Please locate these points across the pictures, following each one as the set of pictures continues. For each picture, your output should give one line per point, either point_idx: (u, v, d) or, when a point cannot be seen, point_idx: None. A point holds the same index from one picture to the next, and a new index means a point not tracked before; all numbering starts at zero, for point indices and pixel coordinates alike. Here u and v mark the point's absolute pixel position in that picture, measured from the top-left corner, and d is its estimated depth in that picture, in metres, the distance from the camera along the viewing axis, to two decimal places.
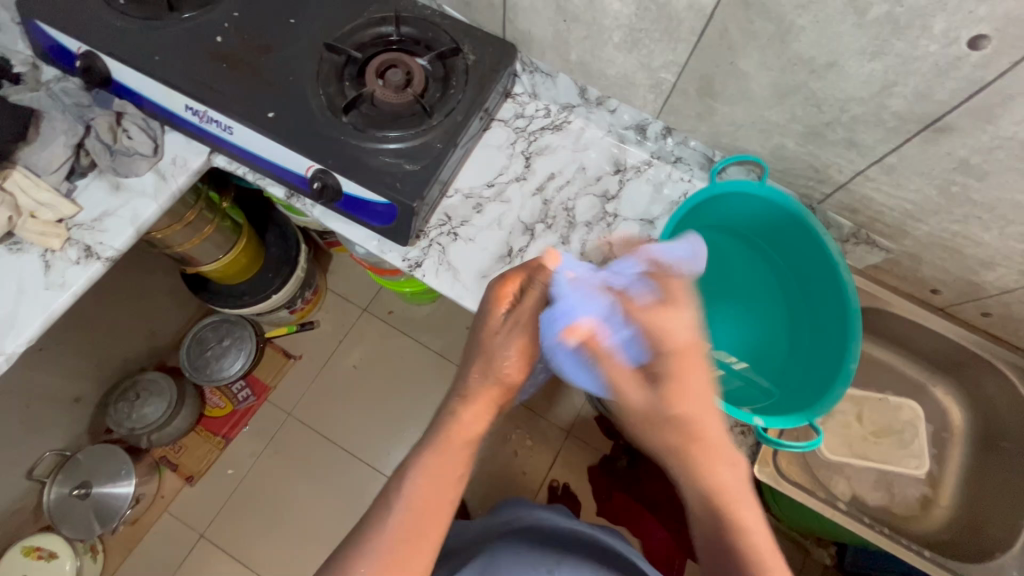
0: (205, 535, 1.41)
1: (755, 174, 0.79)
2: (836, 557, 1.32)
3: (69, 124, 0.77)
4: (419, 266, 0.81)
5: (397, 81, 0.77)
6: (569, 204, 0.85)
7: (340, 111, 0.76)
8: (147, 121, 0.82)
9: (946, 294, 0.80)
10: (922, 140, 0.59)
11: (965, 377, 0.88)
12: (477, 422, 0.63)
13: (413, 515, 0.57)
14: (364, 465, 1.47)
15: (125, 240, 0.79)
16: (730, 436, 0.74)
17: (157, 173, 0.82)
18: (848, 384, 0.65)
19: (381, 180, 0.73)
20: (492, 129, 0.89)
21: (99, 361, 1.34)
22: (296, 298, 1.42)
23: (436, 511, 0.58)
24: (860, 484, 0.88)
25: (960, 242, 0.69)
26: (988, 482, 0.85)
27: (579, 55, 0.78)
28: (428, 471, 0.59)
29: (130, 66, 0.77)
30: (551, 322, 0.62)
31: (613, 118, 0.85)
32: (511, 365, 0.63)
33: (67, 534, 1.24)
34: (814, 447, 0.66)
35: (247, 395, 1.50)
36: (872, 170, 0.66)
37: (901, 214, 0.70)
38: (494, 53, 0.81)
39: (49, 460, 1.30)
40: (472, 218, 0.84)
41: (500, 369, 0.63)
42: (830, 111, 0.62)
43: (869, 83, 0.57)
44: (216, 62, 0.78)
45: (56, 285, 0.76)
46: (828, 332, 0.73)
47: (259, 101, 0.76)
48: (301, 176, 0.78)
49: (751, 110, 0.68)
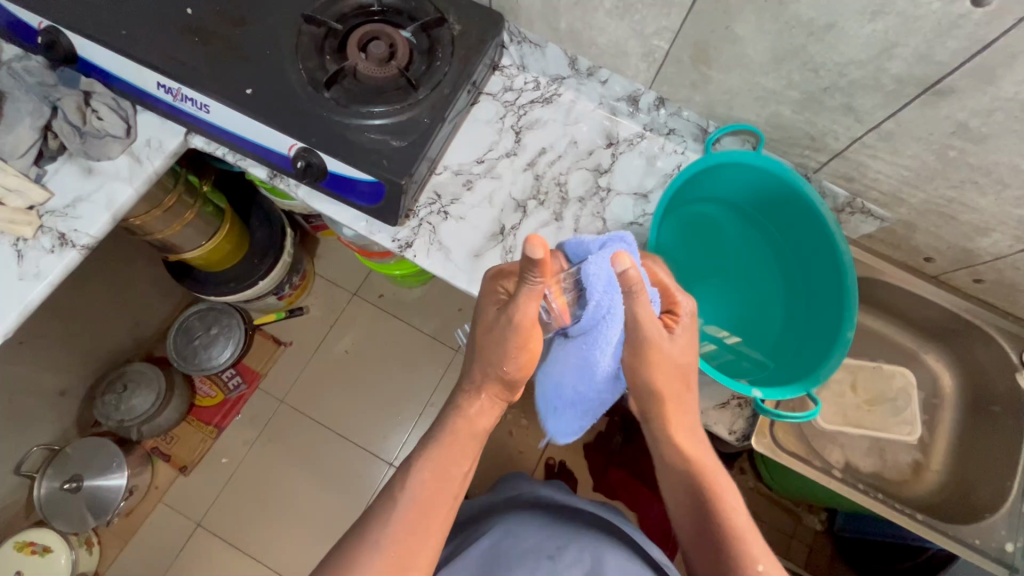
0: (202, 524, 1.40)
1: (750, 144, 0.77)
2: (826, 522, 1.36)
3: (34, 105, 0.73)
4: (410, 246, 0.79)
5: (380, 53, 0.74)
6: (561, 179, 0.83)
7: (322, 86, 0.73)
8: (117, 101, 0.78)
9: (940, 261, 0.80)
10: (922, 103, 0.58)
11: (956, 344, 0.89)
12: (483, 417, 0.66)
13: (418, 510, 0.58)
14: (361, 450, 1.47)
15: (101, 227, 0.75)
16: (727, 408, 0.75)
17: (131, 155, 0.79)
18: (844, 353, 0.66)
19: (367, 158, 0.70)
20: (480, 103, 0.86)
21: (83, 353, 1.31)
22: (284, 283, 1.40)
23: (439, 504, 0.59)
24: (853, 452, 0.89)
25: (956, 208, 0.69)
26: (978, 446, 0.86)
27: (569, 23, 0.75)
28: (433, 465, 0.61)
29: (95, 42, 0.73)
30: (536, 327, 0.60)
31: (605, 90, 0.83)
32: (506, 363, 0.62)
33: (60, 528, 1.23)
34: (813, 417, 0.66)
35: (238, 383, 1.48)
36: (869, 137, 0.65)
37: (898, 181, 0.69)
38: (481, 22, 0.78)
39: (36, 455, 1.27)
40: (463, 196, 0.82)
41: (498, 366, 0.63)
42: (828, 76, 0.61)
43: (869, 44, 0.55)
44: (188, 36, 0.74)
45: (30, 275, 0.73)
46: (822, 303, 0.73)
47: (235, 77, 0.72)
48: (284, 156, 0.75)
49: (747, 77, 0.67)
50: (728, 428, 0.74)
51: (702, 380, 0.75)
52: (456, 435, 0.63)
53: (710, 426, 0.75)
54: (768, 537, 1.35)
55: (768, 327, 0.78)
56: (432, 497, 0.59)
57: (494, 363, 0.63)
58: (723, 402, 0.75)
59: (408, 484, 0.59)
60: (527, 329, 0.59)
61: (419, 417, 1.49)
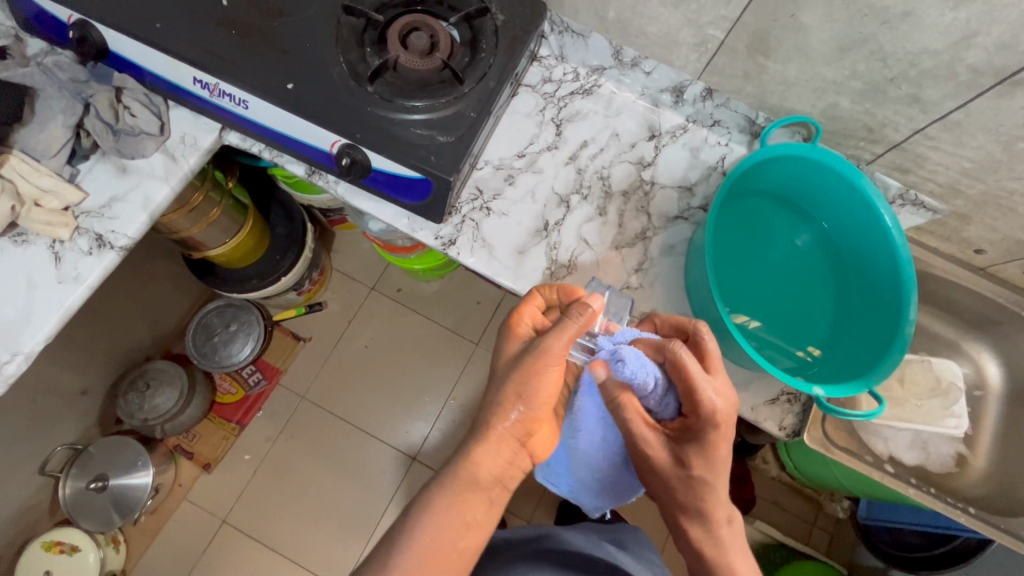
0: (227, 521, 1.40)
1: (800, 135, 0.76)
2: (850, 511, 1.38)
3: (67, 103, 0.71)
4: (453, 243, 0.78)
5: (422, 45, 0.72)
6: (604, 172, 0.82)
7: (365, 79, 0.71)
8: (149, 97, 0.76)
9: (991, 253, 0.79)
10: (996, 94, 0.56)
11: (999, 336, 0.89)
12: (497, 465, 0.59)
13: (419, 563, 0.54)
14: (384, 445, 1.46)
15: (138, 227, 0.74)
16: (777, 404, 0.74)
17: (165, 153, 0.77)
18: (905, 349, 0.65)
19: (413, 153, 0.69)
20: (520, 95, 0.84)
21: (104, 352, 1.29)
22: (303, 279, 1.38)
23: (443, 558, 0.54)
24: (898, 444, 0.87)
25: (1015, 200, 0.68)
26: (1020, 439, 0.86)
27: (617, 12, 0.73)
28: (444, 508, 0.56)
29: (127, 35, 0.70)
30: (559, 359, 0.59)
31: (648, 80, 0.81)
32: (530, 398, 0.58)
33: (87, 527, 1.23)
34: (876, 415, 0.65)
35: (258, 379, 1.47)
36: (933, 128, 0.63)
37: (958, 172, 0.67)
38: (524, 11, 0.76)
39: (61, 453, 1.27)
40: (505, 191, 0.80)
41: (522, 401, 0.59)
42: (897, 66, 0.59)
43: (948, 33, 0.53)
44: (224, 29, 0.71)
45: (69, 279, 0.71)
46: (879, 298, 0.72)
47: (275, 72, 0.70)
48: (325, 153, 0.73)
49: (807, 66, 0.65)
50: (778, 424, 0.74)
51: (751, 376, 0.75)
52: (461, 482, 0.58)
53: (759, 422, 0.74)
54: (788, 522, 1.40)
55: (819, 324, 0.77)
56: (431, 554, 0.54)
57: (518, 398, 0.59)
58: (773, 397, 0.74)
59: (413, 527, 0.55)
60: (552, 358, 0.58)
61: (442, 411, 1.48)
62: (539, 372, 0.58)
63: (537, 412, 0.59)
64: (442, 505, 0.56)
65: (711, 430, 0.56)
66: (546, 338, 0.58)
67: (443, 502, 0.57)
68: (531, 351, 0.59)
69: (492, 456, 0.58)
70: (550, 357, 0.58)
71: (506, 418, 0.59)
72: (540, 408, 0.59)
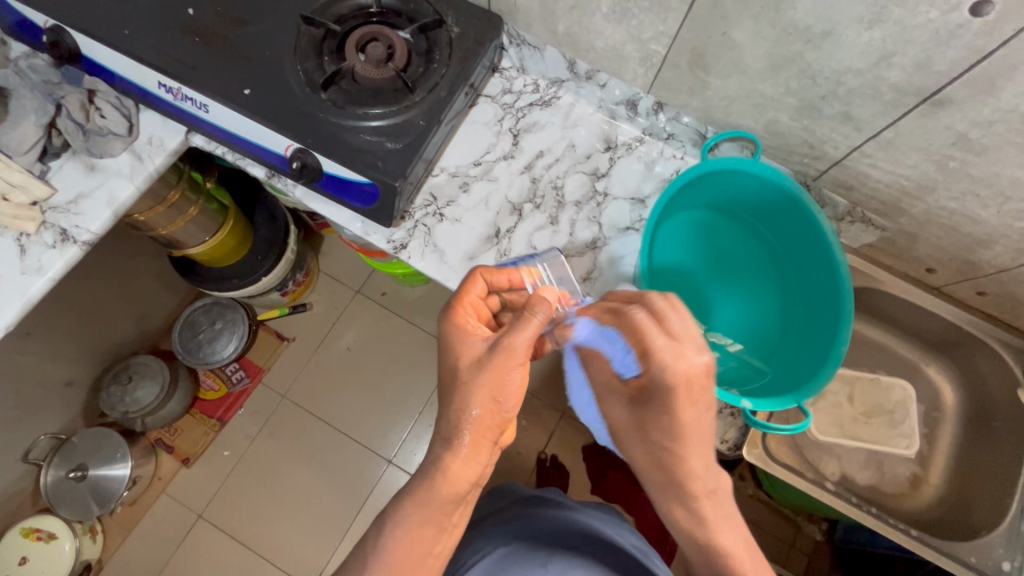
0: (203, 517, 1.42)
1: (747, 151, 0.78)
2: (826, 533, 1.32)
3: (39, 103, 0.75)
4: (405, 247, 0.79)
5: (378, 55, 0.74)
6: (558, 182, 0.83)
7: (319, 87, 0.73)
8: (120, 99, 0.80)
9: (942, 273, 0.79)
10: (920, 113, 0.58)
11: (956, 357, 0.90)
12: (469, 470, 0.58)
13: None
14: (360, 447, 1.48)
15: (101, 223, 0.77)
16: (720, 417, 0.74)
17: (132, 153, 0.80)
18: (837, 367, 0.66)
19: (361, 159, 0.71)
20: (479, 105, 0.86)
21: (90, 344, 1.33)
22: (287, 280, 1.40)
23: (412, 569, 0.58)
24: (849, 464, 0.91)
25: (956, 219, 0.68)
26: (976, 461, 0.87)
27: (567, 27, 0.75)
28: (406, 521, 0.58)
29: (98, 41, 0.74)
30: (520, 354, 0.56)
31: (604, 93, 0.82)
32: (502, 396, 0.56)
33: (65, 515, 1.25)
34: (802, 430, 0.67)
35: (241, 377, 1.49)
36: (868, 146, 0.65)
37: (898, 190, 0.68)
38: (479, 25, 0.78)
39: (44, 443, 1.31)
40: (459, 198, 0.82)
41: (495, 402, 0.56)
42: (825, 84, 0.61)
43: (867, 53, 0.55)
44: (189, 36, 0.74)
45: (32, 270, 0.74)
46: (821, 312, 0.74)
47: (234, 78, 0.73)
48: (280, 156, 0.76)
49: (745, 83, 0.67)
50: (721, 437, 0.74)
51: None
52: (433, 498, 0.58)
53: None
54: (767, 546, 1.31)
55: (765, 335, 0.80)
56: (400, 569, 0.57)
57: (491, 400, 0.56)
58: (716, 411, 0.74)
59: (379, 548, 0.58)
60: (518, 353, 0.56)
61: (420, 415, 1.49)
62: (503, 375, 0.56)
63: (510, 408, 0.57)
64: (408, 521, 0.58)
65: (669, 396, 0.54)
66: (508, 339, 0.56)
67: (410, 516, 0.58)
68: (495, 355, 0.56)
69: (468, 466, 0.58)
70: (515, 359, 0.56)
71: (476, 423, 0.57)
72: (510, 411, 0.57)
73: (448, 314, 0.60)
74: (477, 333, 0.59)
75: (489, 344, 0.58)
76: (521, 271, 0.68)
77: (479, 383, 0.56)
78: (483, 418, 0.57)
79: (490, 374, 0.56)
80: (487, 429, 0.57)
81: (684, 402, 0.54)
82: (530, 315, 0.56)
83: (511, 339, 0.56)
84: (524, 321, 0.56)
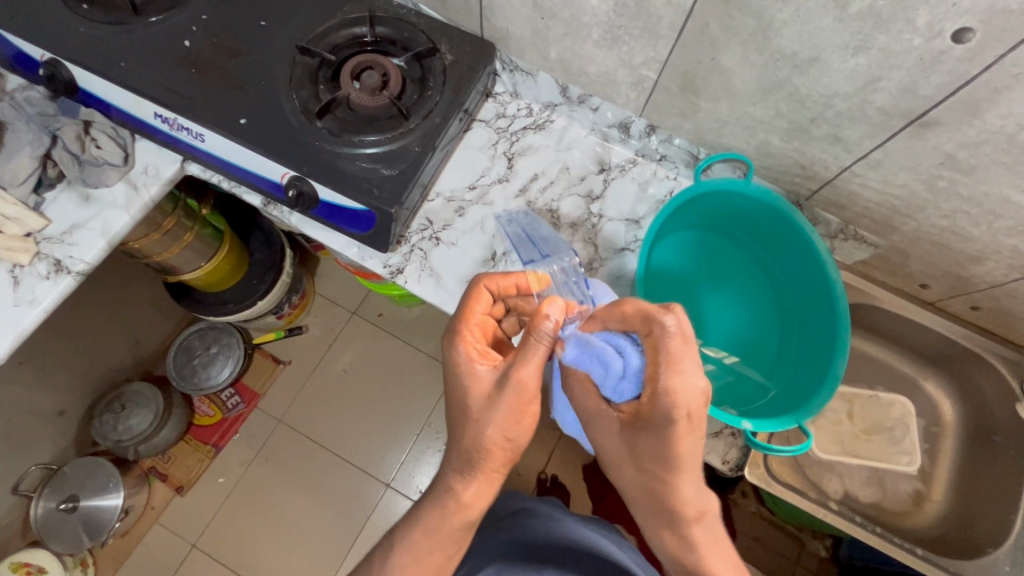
0: (197, 546, 1.38)
1: (740, 171, 0.79)
2: (831, 549, 1.27)
3: (35, 135, 0.75)
4: (401, 272, 0.79)
5: (373, 83, 0.75)
6: (553, 204, 0.82)
7: (315, 115, 0.74)
8: (116, 129, 0.80)
9: (935, 288, 0.81)
10: (908, 135, 0.60)
11: (954, 369, 0.91)
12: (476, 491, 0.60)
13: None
14: (358, 471, 1.45)
15: (96, 253, 0.76)
16: (720, 437, 0.74)
17: (128, 183, 0.80)
18: (836, 386, 0.67)
19: (357, 186, 0.71)
20: (473, 129, 0.86)
21: (82, 372, 1.31)
22: (283, 303, 1.39)
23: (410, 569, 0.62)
24: (853, 481, 0.93)
25: (948, 236, 0.70)
26: (978, 474, 0.89)
27: (559, 53, 0.76)
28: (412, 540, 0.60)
29: (95, 74, 0.75)
30: (532, 391, 0.56)
31: (596, 116, 0.83)
32: (508, 430, 0.56)
33: (56, 549, 1.23)
34: (803, 450, 0.68)
35: (236, 402, 1.47)
36: (858, 166, 0.67)
37: (890, 210, 0.70)
38: (472, 52, 0.79)
39: (35, 473, 1.28)
40: (454, 222, 0.81)
41: (499, 435, 0.56)
42: (815, 107, 0.63)
43: (853, 77, 0.57)
44: (185, 68, 0.75)
45: (25, 302, 0.73)
46: (817, 329, 0.75)
47: (229, 108, 0.74)
48: (276, 184, 0.76)
49: (735, 106, 0.68)
50: (722, 458, 0.74)
51: None
52: (436, 509, 0.60)
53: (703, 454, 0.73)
54: (769, 565, 1.26)
55: (764, 352, 0.82)
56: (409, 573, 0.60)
57: (494, 434, 0.56)
58: (716, 431, 0.74)
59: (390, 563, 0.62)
60: (528, 390, 0.55)
61: (418, 437, 1.47)
62: (515, 412, 0.56)
63: (521, 441, 0.58)
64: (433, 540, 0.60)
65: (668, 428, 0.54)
66: (516, 375, 0.54)
67: (434, 538, 0.60)
68: (505, 392, 0.55)
69: (479, 495, 0.60)
70: (526, 393, 0.55)
71: (486, 455, 0.57)
72: (520, 442, 0.57)
73: (455, 344, 0.58)
74: (484, 364, 0.58)
75: (498, 377, 0.56)
76: (528, 275, 0.64)
77: (491, 422, 0.56)
78: (495, 450, 0.57)
79: (503, 413, 0.55)
80: (498, 460, 0.58)
81: (682, 432, 0.53)
82: (534, 345, 0.54)
83: (519, 376, 0.55)
84: (530, 351, 0.55)
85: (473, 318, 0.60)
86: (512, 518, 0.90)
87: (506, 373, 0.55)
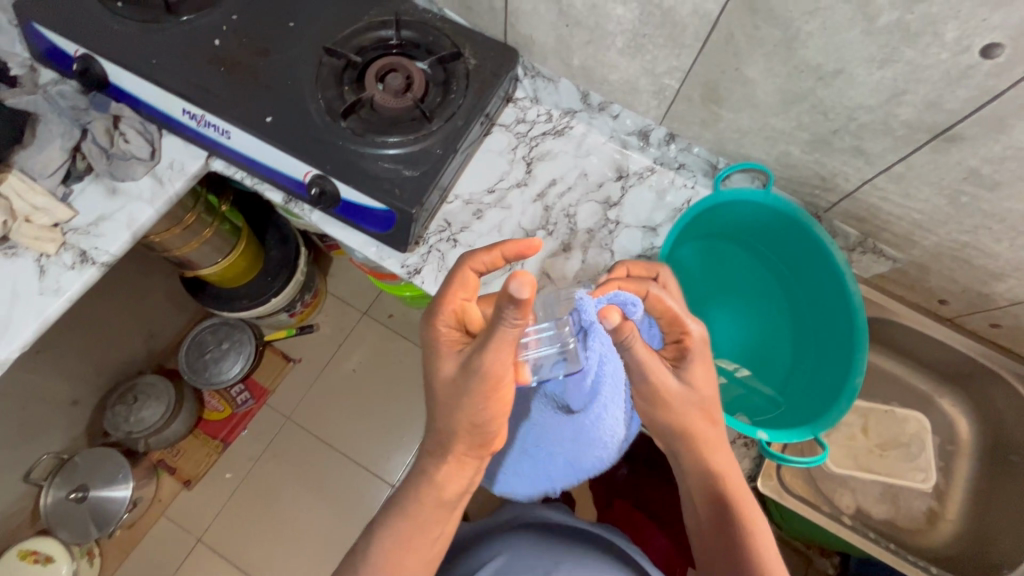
0: (202, 540, 1.39)
1: (759, 182, 0.79)
2: (839, 568, 1.24)
3: (65, 128, 0.76)
4: (418, 272, 0.80)
5: (397, 85, 0.76)
6: (571, 209, 0.83)
7: (339, 115, 0.75)
8: (144, 125, 0.81)
9: (954, 304, 0.80)
10: (932, 149, 0.59)
11: (970, 387, 0.90)
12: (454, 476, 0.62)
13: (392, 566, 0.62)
14: (364, 471, 1.45)
15: (121, 245, 0.78)
16: (733, 447, 0.75)
17: (154, 177, 0.81)
18: (853, 399, 0.67)
19: (379, 186, 0.72)
20: (493, 133, 0.86)
21: (96, 363, 1.32)
22: (296, 301, 1.40)
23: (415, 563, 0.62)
24: (865, 497, 0.93)
25: (969, 252, 0.70)
26: (994, 494, 0.88)
27: (581, 60, 0.77)
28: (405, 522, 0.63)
29: (127, 70, 0.76)
30: (502, 377, 0.54)
31: (616, 124, 0.84)
32: (477, 415, 0.56)
33: (63, 538, 1.24)
34: (819, 462, 0.68)
35: (246, 399, 1.47)
36: (880, 179, 0.67)
37: (910, 224, 0.70)
38: (495, 57, 0.80)
39: (46, 462, 1.29)
40: (472, 224, 0.82)
41: (467, 421, 0.57)
42: (838, 119, 0.63)
43: (879, 90, 0.57)
44: (214, 66, 0.77)
45: (50, 291, 0.75)
46: (834, 343, 0.75)
47: (256, 106, 0.75)
48: (298, 181, 0.77)
49: (757, 117, 0.69)
50: (735, 468, 0.75)
51: None
52: None
53: None
54: None
55: (778, 364, 0.82)
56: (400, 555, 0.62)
57: (462, 418, 0.57)
58: (729, 441, 0.75)
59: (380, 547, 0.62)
60: (494, 379, 0.54)
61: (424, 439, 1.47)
62: (483, 396, 0.55)
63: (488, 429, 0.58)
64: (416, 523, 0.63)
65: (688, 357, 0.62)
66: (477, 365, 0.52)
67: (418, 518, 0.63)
68: (470, 378, 0.54)
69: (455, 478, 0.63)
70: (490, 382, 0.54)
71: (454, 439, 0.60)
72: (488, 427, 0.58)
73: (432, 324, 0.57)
74: (449, 344, 0.57)
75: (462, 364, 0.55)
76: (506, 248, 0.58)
77: (458, 407, 0.56)
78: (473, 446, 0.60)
79: (468, 400, 0.55)
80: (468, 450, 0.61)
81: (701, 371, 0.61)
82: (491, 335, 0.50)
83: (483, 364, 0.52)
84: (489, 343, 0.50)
85: (453, 302, 0.56)
86: (518, 528, 0.89)
87: (467, 360, 0.54)
